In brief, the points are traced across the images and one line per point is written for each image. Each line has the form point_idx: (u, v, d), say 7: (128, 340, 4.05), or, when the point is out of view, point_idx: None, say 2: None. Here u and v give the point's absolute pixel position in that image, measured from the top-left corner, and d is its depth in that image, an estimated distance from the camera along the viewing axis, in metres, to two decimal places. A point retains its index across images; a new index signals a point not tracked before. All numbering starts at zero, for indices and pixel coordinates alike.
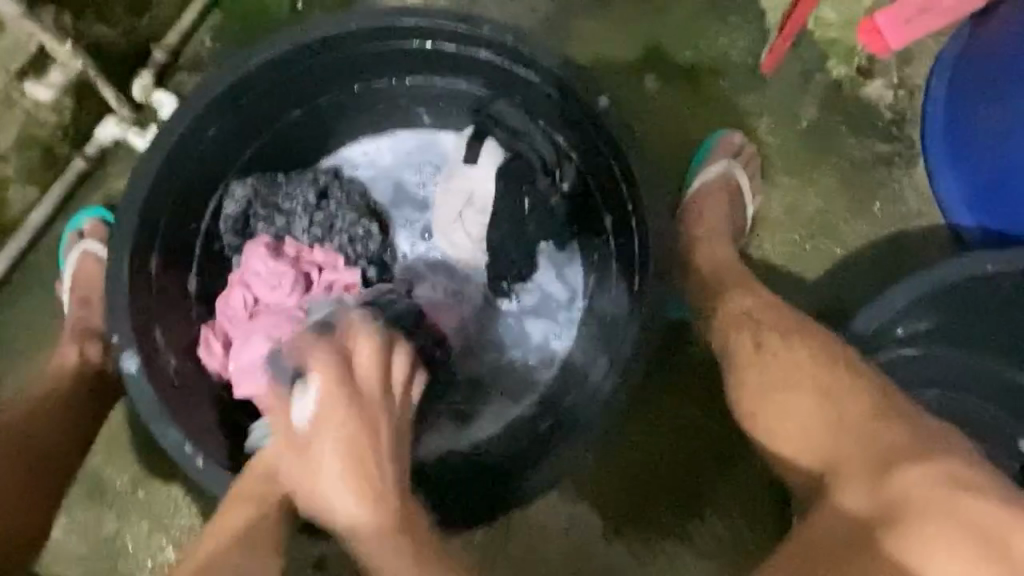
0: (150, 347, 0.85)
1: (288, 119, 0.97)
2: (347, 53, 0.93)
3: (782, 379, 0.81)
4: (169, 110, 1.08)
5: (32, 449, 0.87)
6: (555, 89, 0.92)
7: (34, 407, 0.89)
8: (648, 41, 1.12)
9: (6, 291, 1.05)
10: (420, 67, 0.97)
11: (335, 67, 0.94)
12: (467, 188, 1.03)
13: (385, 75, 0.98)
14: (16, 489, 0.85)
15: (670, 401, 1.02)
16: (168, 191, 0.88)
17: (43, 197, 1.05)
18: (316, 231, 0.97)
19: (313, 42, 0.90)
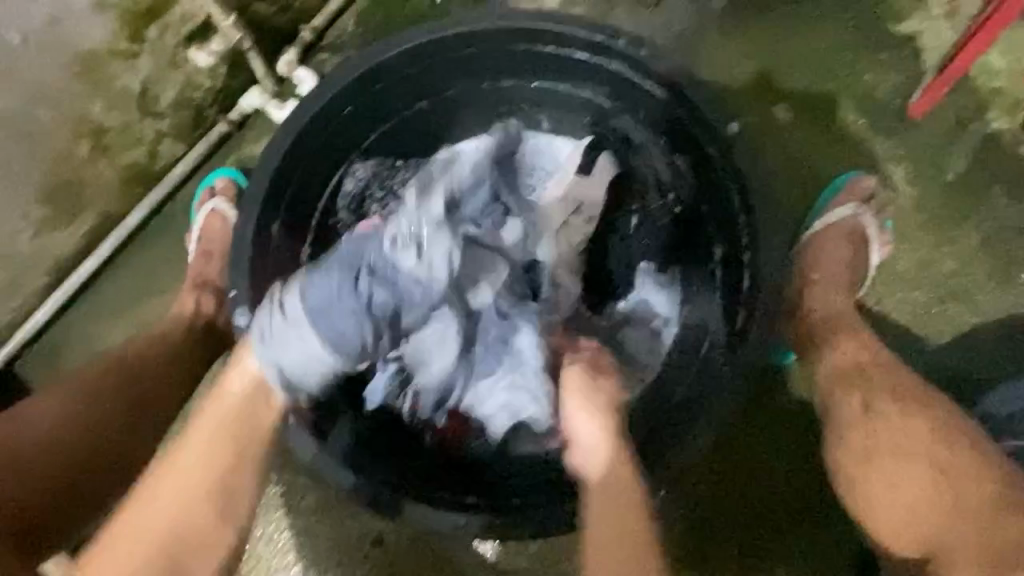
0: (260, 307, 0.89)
1: (412, 108, 1.00)
2: (481, 50, 0.95)
3: (890, 443, 0.76)
4: (308, 88, 1.16)
5: (143, 385, 0.93)
6: (680, 108, 0.90)
7: (151, 346, 0.97)
8: (786, 69, 1.07)
9: (145, 234, 1.15)
10: (549, 72, 0.98)
11: (468, 62, 0.96)
12: (581, 196, 1.00)
13: (514, 76, 0.99)
14: (127, 417, 0.91)
15: (755, 454, 0.97)
16: (297, 163, 0.92)
17: (189, 153, 1.15)
18: None
19: (451, 37, 0.92)
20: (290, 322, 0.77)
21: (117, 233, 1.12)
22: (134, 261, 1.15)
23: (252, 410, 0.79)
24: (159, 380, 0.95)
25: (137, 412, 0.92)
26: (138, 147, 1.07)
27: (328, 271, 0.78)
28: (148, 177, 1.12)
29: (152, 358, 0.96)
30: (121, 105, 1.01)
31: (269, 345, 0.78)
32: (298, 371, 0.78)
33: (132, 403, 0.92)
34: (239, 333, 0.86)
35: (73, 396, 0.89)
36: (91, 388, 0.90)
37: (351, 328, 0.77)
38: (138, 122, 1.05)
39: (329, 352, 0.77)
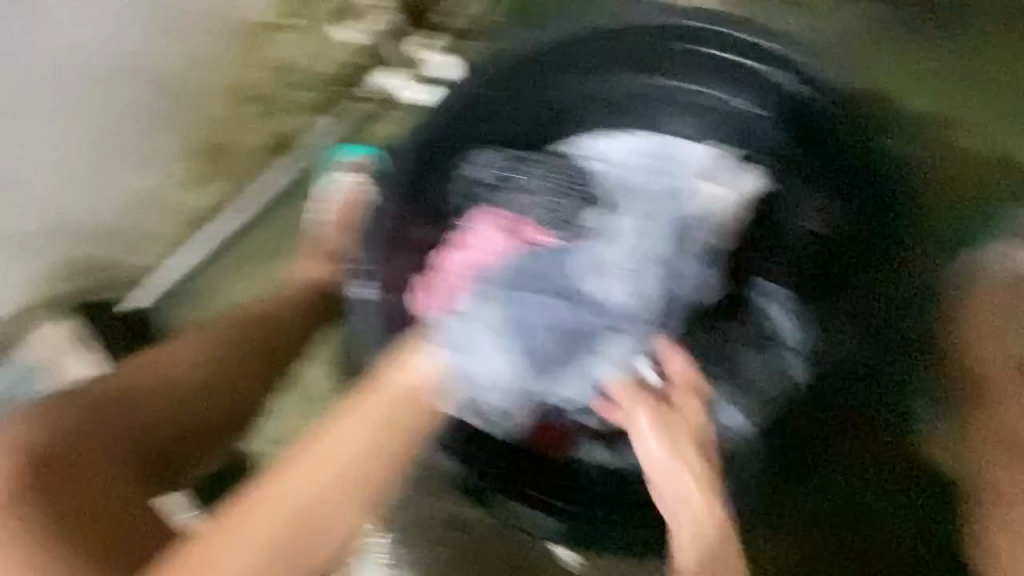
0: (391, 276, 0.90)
1: (559, 98, 0.97)
2: (638, 45, 0.93)
3: None
4: (455, 75, 1.13)
5: (265, 343, 0.92)
6: (844, 129, 0.87)
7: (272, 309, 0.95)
8: (953, 93, 1.01)
9: (281, 199, 1.14)
10: (705, 74, 0.94)
11: (621, 55, 0.94)
12: (707, 204, 0.92)
13: (667, 72, 0.95)
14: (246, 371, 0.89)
15: (866, 514, 0.92)
16: (434, 140, 0.93)
17: (331, 124, 1.14)
18: (543, 213, 0.89)
19: (608, 31, 0.93)
20: (471, 326, 0.80)
21: (252, 194, 1.12)
22: (268, 222, 1.13)
23: (400, 409, 0.76)
24: (279, 339, 0.93)
25: (248, 369, 0.90)
26: (292, 109, 1.12)
27: (527, 287, 0.82)
28: (287, 143, 1.14)
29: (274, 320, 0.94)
30: (284, 68, 1.09)
31: (457, 356, 0.80)
32: (467, 381, 0.80)
33: (252, 360, 0.90)
34: (358, 299, 0.89)
35: (191, 349, 0.87)
36: (203, 342, 0.88)
37: (543, 344, 0.80)
38: (297, 85, 1.11)
39: (502, 364, 0.80)
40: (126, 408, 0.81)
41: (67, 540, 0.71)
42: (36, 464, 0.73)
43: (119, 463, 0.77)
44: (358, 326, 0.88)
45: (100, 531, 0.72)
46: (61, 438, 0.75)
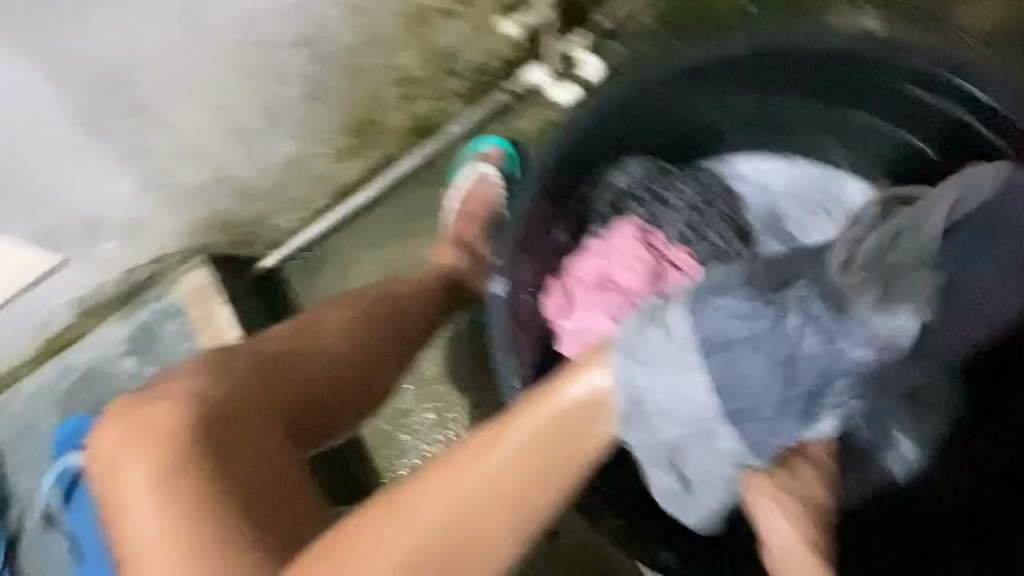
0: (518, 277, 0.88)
1: (710, 113, 0.96)
2: (817, 71, 0.88)
3: None
4: (598, 76, 1.16)
5: (394, 324, 0.87)
6: None
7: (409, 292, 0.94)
8: None
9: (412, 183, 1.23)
10: (882, 107, 0.90)
11: (793, 77, 0.90)
12: None
13: (840, 102, 0.92)
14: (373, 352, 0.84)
15: None
16: (582, 143, 0.89)
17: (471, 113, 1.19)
18: (686, 233, 0.95)
19: (789, 51, 0.86)
20: (663, 341, 0.59)
21: (391, 173, 1.19)
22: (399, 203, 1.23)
23: (569, 433, 0.61)
24: (406, 323, 0.88)
25: (393, 347, 0.86)
26: (431, 100, 1.15)
27: (715, 304, 0.58)
28: (428, 129, 1.19)
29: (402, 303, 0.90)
30: (433, 61, 1.09)
31: (650, 371, 0.59)
32: (636, 410, 0.60)
33: (379, 342, 0.85)
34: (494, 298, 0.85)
35: (338, 320, 0.83)
36: (349, 312, 0.84)
37: (762, 381, 0.57)
38: (441, 78, 1.12)
39: (697, 401, 0.59)
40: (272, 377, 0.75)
41: (220, 513, 0.66)
42: (201, 418, 0.70)
43: (269, 429, 0.72)
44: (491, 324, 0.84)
45: (252, 501, 0.68)
46: (212, 400, 0.71)
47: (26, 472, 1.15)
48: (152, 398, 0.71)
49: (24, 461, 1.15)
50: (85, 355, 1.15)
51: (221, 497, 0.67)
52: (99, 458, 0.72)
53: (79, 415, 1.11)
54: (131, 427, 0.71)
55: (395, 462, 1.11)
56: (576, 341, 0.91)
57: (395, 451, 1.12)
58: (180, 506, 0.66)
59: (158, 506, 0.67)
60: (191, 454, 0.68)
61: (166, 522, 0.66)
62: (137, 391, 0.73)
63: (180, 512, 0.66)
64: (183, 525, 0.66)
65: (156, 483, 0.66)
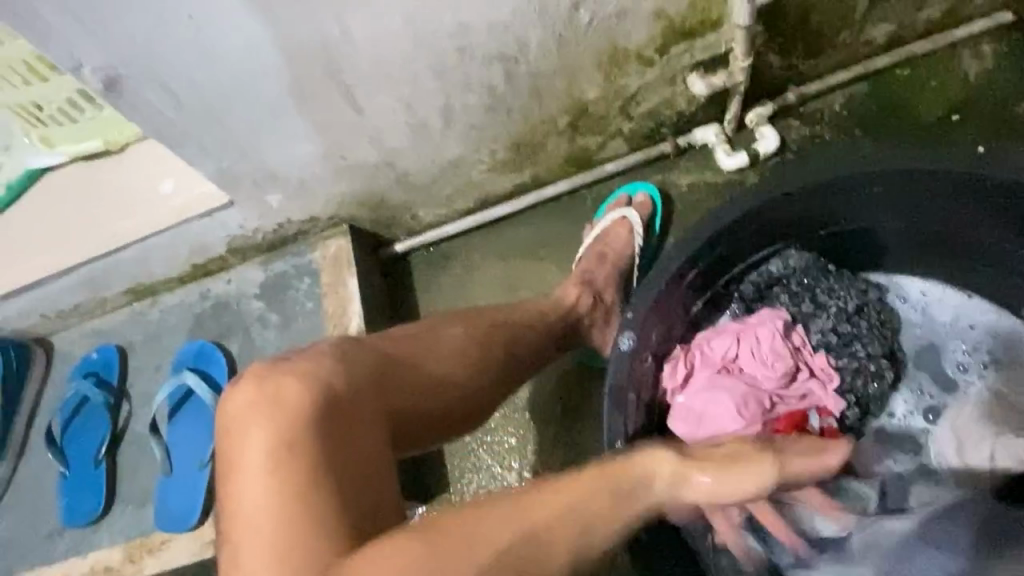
0: (644, 340, 0.86)
1: (884, 221, 0.89)
2: (1017, 206, 0.78)
3: None
4: (766, 146, 1.14)
5: (506, 355, 0.89)
6: None
7: (529, 318, 0.96)
8: None
9: (554, 207, 1.25)
10: None
11: (989, 208, 0.81)
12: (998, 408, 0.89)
13: None
14: (485, 377, 0.86)
15: None
16: (749, 223, 0.86)
17: (632, 156, 1.20)
18: (830, 338, 0.91)
19: (995, 177, 0.76)
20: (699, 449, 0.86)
21: (538, 193, 1.22)
22: (536, 222, 1.25)
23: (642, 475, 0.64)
24: (515, 355, 0.91)
25: (505, 371, 0.88)
26: (598, 137, 1.15)
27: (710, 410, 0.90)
28: (585, 162, 1.20)
29: (516, 335, 0.92)
30: (612, 101, 1.08)
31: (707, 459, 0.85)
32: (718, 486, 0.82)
33: (492, 369, 0.87)
34: (615, 352, 0.84)
35: (461, 336, 0.86)
36: (471, 333, 0.88)
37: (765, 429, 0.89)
38: (614, 117, 1.12)
39: None
40: (389, 374, 0.77)
41: (327, 496, 0.65)
42: (317, 400, 0.70)
43: (378, 423, 0.73)
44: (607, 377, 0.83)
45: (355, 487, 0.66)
46: (339, 380, 0.73)
47: (144, 374, 1.26)
48: (285, 370, 0.73)
49: (145, 365, 1.26)
50: (223, 285, 1.25)
51: (335, 480, 0.66)
52: (223, 416, 0.73)
53: (207, 341, 1.21)
54: (260, 392, 0.72)
55: (465, 474, 1.12)
56: (688, 417, 0.90)
57: (469, 462, 1.12)
58: (292, 479, 0.65)
59: (273, 474, 0.66)
60: (311, 429, 0.68)
61: (277, 491, 0.65)
62: (273, 360, 0.75)
63: (291, 484, 0.65)
64: (295, 499, 0.64)
65: (271, 453, 0.67)
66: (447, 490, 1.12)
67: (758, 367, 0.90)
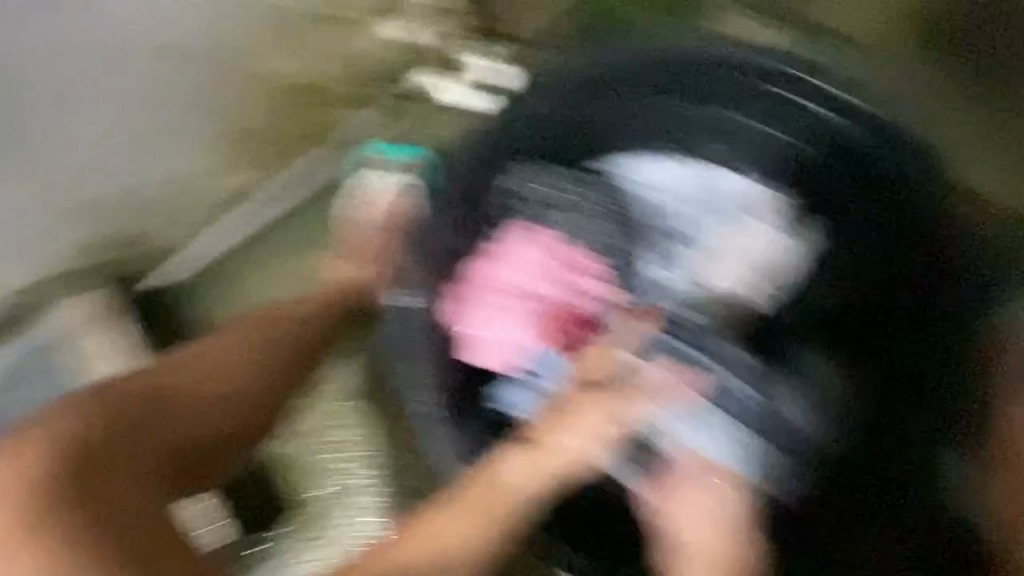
0: (422, 281, 0.94)
1: (601, 114, 1.01)
2: (671, 71, 0.98)
3: None
4: (511, 84, 1.15)
5: (288, 349, 0.93)
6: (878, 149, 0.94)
7: (309, 307, 0.98)
8: (959, 157, 1.07)
9: (314, 195, 1.16)
10: (737, 98, 0.99)
11: (660, 81, 0.99)
12: (748, 245, 0.98)
13: (699, 99, 1.00)
14: (265, 380, 0.90)
15: None
16: (478, 152, 0.96)
17: (373, 117, 1.16)
18: (585, 236, 0.99)
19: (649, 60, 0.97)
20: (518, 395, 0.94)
21: (293, 179, 1.15)
22: (297, 213, 1.15)
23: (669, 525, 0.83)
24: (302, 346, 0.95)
25: (287, 371, 0.93)
26: None
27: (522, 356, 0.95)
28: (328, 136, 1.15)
29: (298, 330, 0.95)
30: None
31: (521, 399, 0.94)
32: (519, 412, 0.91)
33: (271, 372, 0.91)
34: (401, 305, 0.93)
35: (234, 342, 0.91)
36: (245, 336, 0.92)
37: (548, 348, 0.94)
38: None
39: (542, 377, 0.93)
40: (150, 412, 0.81)
41: (91, 544, 0.69)
42: (68, 456, 0.73)
43: (142, 459, 0.77)
44: (398, 336, 0.92)
45: (117, 530, 0.71)
46: (93, 435, 0.76)
47: None
48: (25, 440, 0.74)
49: None
50: None
51: (95, 527, 0.70)
52: None
53: None
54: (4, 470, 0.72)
55: (303, 488, 1.04)
56: (488, 347, 0.95)
57: (301, 476, 1.05)
58: (46, 539, 0.69)
59: (29, 541, 0.68)
60: (65, 490, 0.71)
61: (26, 550, 0.68)
62: (15, 434, 0.76)
63: (43, 545, 0.68)
64: (83, 548, 0.69)
65: (24, 524, 0.69)
66: (286, 509, 1.04)
67: (529, 282, 0.96)
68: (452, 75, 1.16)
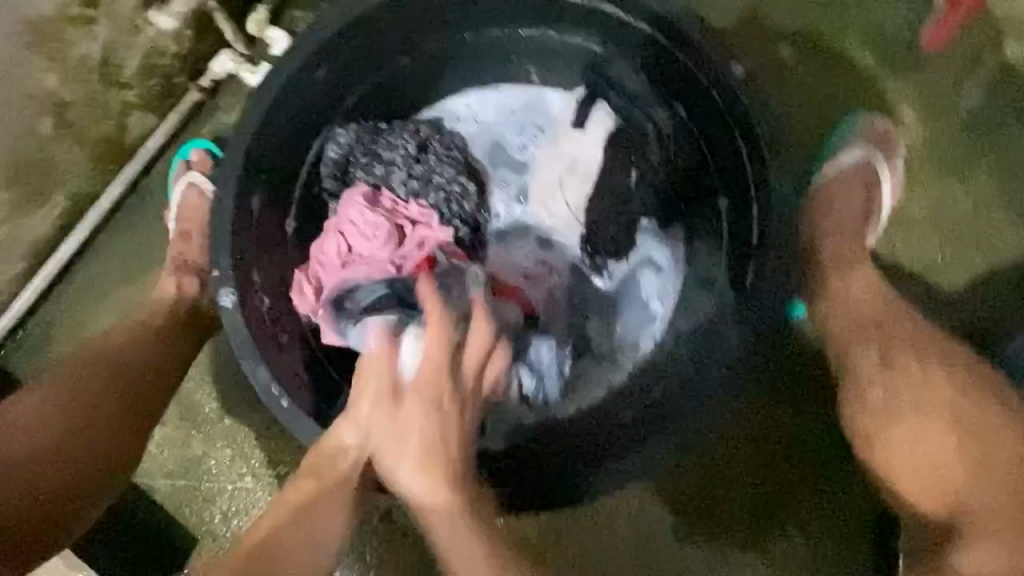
0: (246, 284, 0.86)
1: (394, 65, 0.96)
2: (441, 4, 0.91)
3: (923, 412, 0.73)
4: (281, 48, 1.07)
5: (134, 381, 0.90)
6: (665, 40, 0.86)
7: (136, 334, 0.93)
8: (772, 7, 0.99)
9: (127, 214, 1.10)
10: (512, 14, 0.94)
11: (440, 14, 0.92)
12: (574, 153, 1.00)
13: (475, 29, 0.95)
14: (119, 414, 0.88)
15: (793, 428, 0.92)
16: (270, 133, 0.88)
17: (167, 121, 1.08)
18: (413, 184, 0.96)
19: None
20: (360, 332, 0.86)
21: (97, 207, 1.06)
22: (113, 238, 1.09)
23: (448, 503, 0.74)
24: (149, 375, 0.91)
25: (142, 400, 0.90)
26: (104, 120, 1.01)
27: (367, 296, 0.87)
28: (119, 151, 1.06)
29: (142, 361, 0.91)
30: (81, 80, 0.93)
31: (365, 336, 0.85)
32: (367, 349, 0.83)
33: (123, 405, 0.88)
34: (225, 313, 0.83)
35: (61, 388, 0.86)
36: (76, 377, 0.88)
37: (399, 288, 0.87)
38: (103, 93, 0.97)
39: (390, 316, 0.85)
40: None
41: None
42: None
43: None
44: (231, 337, 0.83)
45: None
46: None
47: None
48: None
49: None
50: None
51: None
52: None
53: None
54: None
55: (203, 514, 1.02)
56: (331, 326, 0.89)
57: (200, 502, 1.02)
58: None
59: None
60: None
61: None
62: None
63: None
64: None
65: None
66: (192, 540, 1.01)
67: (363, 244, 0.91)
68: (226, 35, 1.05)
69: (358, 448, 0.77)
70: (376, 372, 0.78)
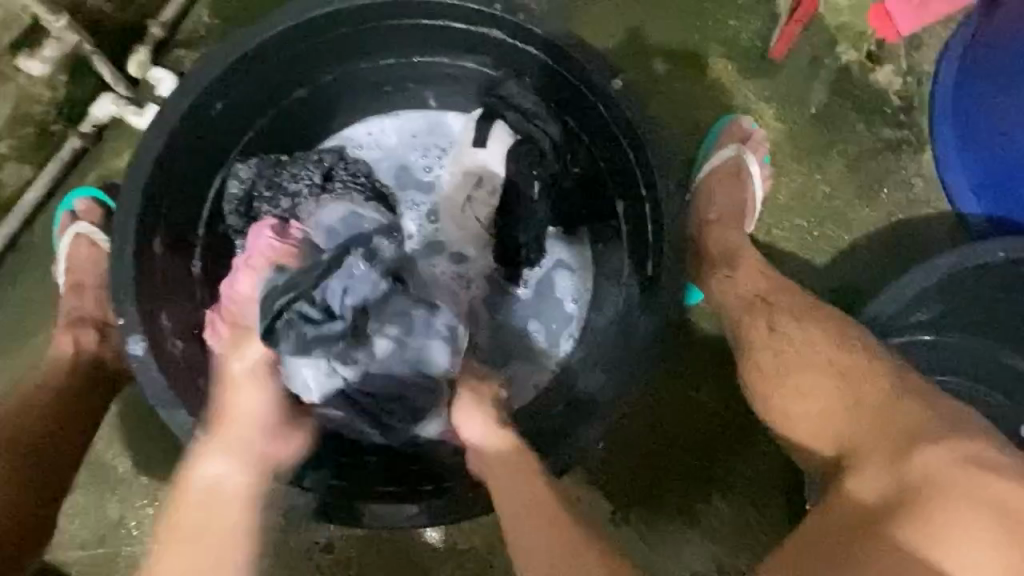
0: (155, 331, 0.83)
1: (290, 98, 0.97)
2: (332, 38, 0.92)
3: (802, 363, 0.81)
4: (168, 88, 1.04)
5: (36, 448, 0.84)
6: (559, 66, 0.91)
7: (30, 400, 0.87)
8: (639, 28, 1.09)
9: (8, 274, 1.03)
10: (406, 41, 0.95)
11: (329, 45, 0.93)
12: (476, 169, 1.03)
13: (370, 60, 0.97)
14: (21, 483, 0.82)
15: (705, 401, 1.00)
16: (165, 176, 0.86)
17: (47, 172, 1.03)
18: (321, 213, 0.95)
19: (292, 28, 0.87)
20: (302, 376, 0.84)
21: None
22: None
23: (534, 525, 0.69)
24: (53, 441, 0.86)
25: (46, 467, 0.84)
26: None
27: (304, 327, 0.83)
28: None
29: (42, 426, 0.86)
30: None
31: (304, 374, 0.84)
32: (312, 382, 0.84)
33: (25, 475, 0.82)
34: (136, 363, 0.81)
35: None
36: None
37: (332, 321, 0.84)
38: None
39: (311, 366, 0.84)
40: None
41: None
42: None
43: None
44: (145, 391, 0.81)
45: None
46: None
47: None
48: None
49: None
50: None
51: None
52: None
53: None
54: None
55: None
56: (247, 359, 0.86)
57: (122, 569, 0.96)
58: None
59: None
60: None
61: None
62: None
63: None
64: None
65: None
66: None
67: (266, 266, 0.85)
68: (105, 69, 1.00)
69: (243, 470, 0.75)
70: (240, 387, 0.81)
